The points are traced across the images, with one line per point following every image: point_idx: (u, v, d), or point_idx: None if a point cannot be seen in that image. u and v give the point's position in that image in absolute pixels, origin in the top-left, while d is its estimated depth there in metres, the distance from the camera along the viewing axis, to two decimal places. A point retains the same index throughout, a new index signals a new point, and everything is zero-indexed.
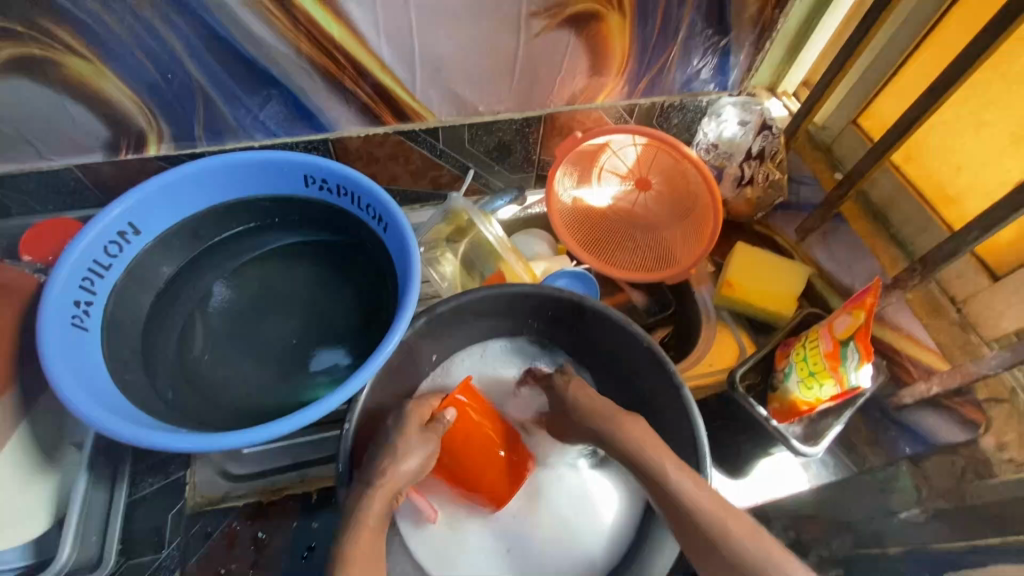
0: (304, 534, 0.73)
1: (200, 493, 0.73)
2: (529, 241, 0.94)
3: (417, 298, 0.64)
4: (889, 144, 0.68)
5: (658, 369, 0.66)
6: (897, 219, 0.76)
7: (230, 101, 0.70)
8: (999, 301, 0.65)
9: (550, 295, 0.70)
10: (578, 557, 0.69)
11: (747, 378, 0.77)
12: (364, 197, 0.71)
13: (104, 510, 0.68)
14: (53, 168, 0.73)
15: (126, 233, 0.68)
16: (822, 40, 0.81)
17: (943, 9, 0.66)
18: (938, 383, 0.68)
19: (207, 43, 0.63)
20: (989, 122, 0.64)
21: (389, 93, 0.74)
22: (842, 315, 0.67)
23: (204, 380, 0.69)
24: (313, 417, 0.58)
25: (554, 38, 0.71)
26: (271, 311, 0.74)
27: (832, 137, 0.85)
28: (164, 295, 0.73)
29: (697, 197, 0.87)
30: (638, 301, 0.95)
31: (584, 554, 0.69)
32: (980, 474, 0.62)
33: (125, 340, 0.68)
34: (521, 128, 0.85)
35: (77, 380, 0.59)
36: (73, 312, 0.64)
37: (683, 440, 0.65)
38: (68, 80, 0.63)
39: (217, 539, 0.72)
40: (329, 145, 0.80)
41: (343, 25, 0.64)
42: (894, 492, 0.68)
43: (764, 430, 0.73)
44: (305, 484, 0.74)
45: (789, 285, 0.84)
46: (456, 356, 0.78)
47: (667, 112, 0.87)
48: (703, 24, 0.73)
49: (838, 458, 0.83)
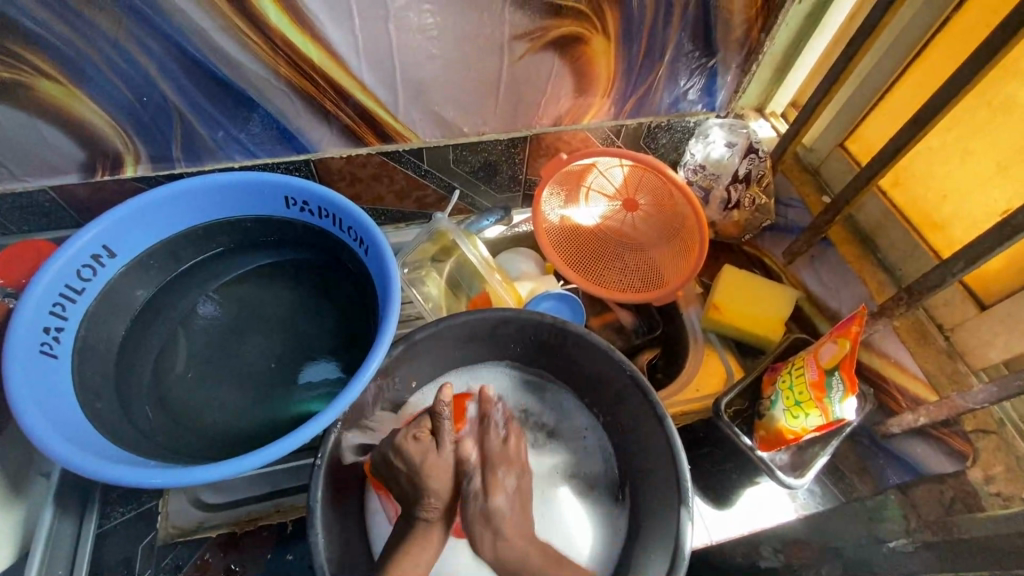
0: (278, 566, 0.71)
1: (172, 524, 0.71)
2: (515, 260, 0.93)
3: (395, 326, 0.62)
4: (875, 170, 0.67)
5: (641, 396, 0.65)
6: (885, 244, 0.75)
7: (208, 123, 0.69)
8: (987, 331, 0.64)
9: (531, 321, 0.68)
10: None
11: (733, 404, 0.76)
12: (345, 219, 0.70)
13: (71, 539, 0.70)
14: (28, 189, 0.72)
15: (101, 256, 0.67)
16: (809, 63, 0.81)
17: (928, 35, 0.65)
18: (926, 414, 0.66)
19: (183, 66, 0.62)
20: (975, 149, 0.63)
21: (371, 114, 0.73)
22: (829, 342, 0.66)
23: (180, 405, 0.68)
24: (287, 450, 0.56)
25: (538, 61, 0.71)
26: (252, 331, 0.73)
27: (820, 160, 0.84)
28: (141, 318, 0.71)
29: (684, 219, 0.85)
30: (626, 321, 0.92)
31: None
32: (969, 507, 0.61)
33: (98, 367, 0.67)
34: (507, 149, 0.84)
35: (43, 411, 0.58)
36: (42, 339, 0.62)
37: (665, 473, 0.63)
38: (40, 103, 0.62)
39: (188, 572, 0.70)
40: (311, 166, 0.79)
41: (321, 47, 0.63)
42: (882, 521, 0.66)
43: (750, 459, 0.71)
44: (280, 514, 0.72)
45: (777, 309, 0.84)
46: (440, 377, 0.75)
47: (655, 132, 0.86)
48: (688, 46, 0.72)
49: (825, 487, 0.81)
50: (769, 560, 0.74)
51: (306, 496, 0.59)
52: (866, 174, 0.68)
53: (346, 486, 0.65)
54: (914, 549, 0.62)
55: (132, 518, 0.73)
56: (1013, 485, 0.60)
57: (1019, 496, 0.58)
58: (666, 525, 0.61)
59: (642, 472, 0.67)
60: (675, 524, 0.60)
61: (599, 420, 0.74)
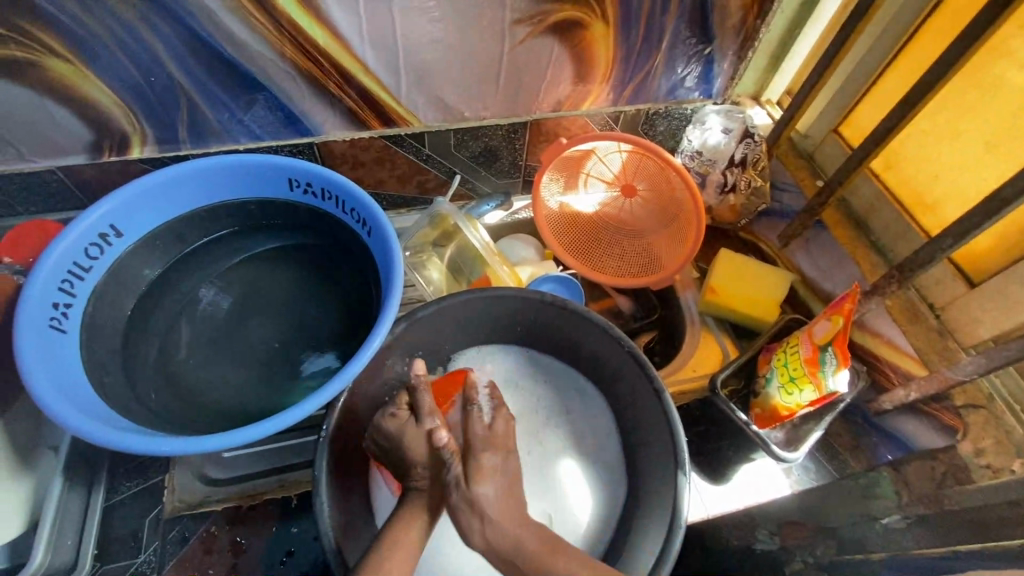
0: (283, 539, 0.72)
1: (178, 497, 0.72)
2: (516, 246, 0.94)
3: (398, 303, 0.64)
4: (866, 152, 0.68)
5: (638, 371, 0.67)
6: (878, 227, 0.76)
7: (214, 105, 0.71)
8: (975, 309, 0.66)
9: (532, 299, 0.70)
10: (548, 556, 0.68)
11: (729, 384, 0.78)
12: (348, 200, 0.71)
13: (80, 514, 0.70)
14: (35, 170, 0.73)
15: (108, 235, 0.68)
16: (803, 51, 0.82)
17: (919, 20, 0.67)
18: (916, 389, 0.68)
19: (189, 46, 0.63)
20: (964, 130, 0.65)
21: (375, 98, 0.74)
22: (823, 320, 0.68)
23: (186, 382, 0.69)
24: (293, 420, 0.58)
25: (538, 45, 0.72)
26: (255, 313, 0.74)
27: (814, 145, 0.85)
28: (147, 297, 0.72)
29: (681, 205, 0.87)
30: (624, 306, 0.95)
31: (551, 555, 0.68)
32: (960, 480, 0.63)
33: (105, 344, 0.68)
34: (508, 134, 0.85)
35: (53, 383, 0.59)
36: (51, 314, 0.63)
37: (662, 447, 0.65)
38: (49, 82, 0.63)
39: (194, 544, 0.71)
40: (315, 149, 0.80)
41: (326, 29, 0.64)
42: (875, 498, 0.67)
43: (746, 435, 0.72)
44: (283, 490, 0.73)
45: (772, 291, 0.85)
46: (462, 352, 0.77)
47: (653, 119, 0.88)
48: (686, 32, 0.74)
49: (819, 464, 0.84)
50: (764, 542, 0.73)
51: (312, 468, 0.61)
52: (858, 156, 0.70)
53: (350, 458, 0.66)
54: (907, 525, 0.63)
55: (139, 492, 0.74)
56: (1001, 456, 0.62)
57: (1008, 468, 0.60)
58: (663, 495, 0.63)
59: (641, 446, 0.69)
60: (673, 493, 0.61)
61: (603, 400, 0.75)
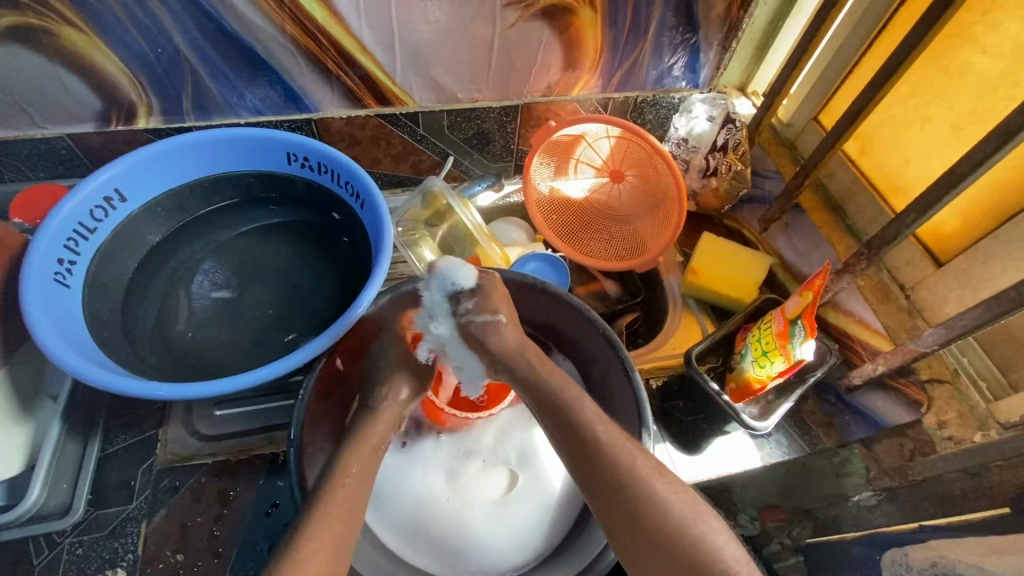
0: (270, 491, 0.75)
1: (170, 450, 0.76)
2: (506, 228, 0.97)
3: (387, 266, 0.68)
4: (838, 134, 0.71)
5: (610, 351, 0.68)
6: (853, 210, 0.79)
7: (218, 78, 0.74)
8: (942, 287, 0.68)
9: (514, 279, 0.72)
10: (510, 532, 0.67)
11: (707, 361, 0.80)
12: (343, 173, 0.74)
13: (76, 461, 0.74)
14: (46, 136, 0.76)
15: (112, 199, 0.72)
16: (786, 44, 0.85)
17: (890, 12, 0.70)
18: (884, 362, 0.71)
19: (196, 21, 0.67)
20: (932, 116, 0.68)
21: (372, 78, 0.78)
22: (795, 296, 0.70)
23: (181, 342, 0.72)
24: (279, 371, 0.62)
25: (529, 29, 0.75)
26: (251, 280, 0.77)
27: (795, 134, 0.88)
28: (147, 261, 0.75)
29: (666, 190, 0.90)
30: (610, 290, 0.97)
31: (516, 532, 0.67)
32: (924, 453, 0.68)
33: (107, 300, 0.71)
34: (501, 117, 0.88)
35: (57, 331, 0.62)
36: (56, 269, 0.67)
37: (630, 417, 0.66)
38: (64, 50, 0.67)
39: (184, 494, 0.74)
40: (313, 125, 0.83)
41: (325, 6, 0.68)
42: (846, 476, 0.75)
43: (718, 408, 0.75)
44: (273, 446, 0.76)
45: (751, 273, 0.88)
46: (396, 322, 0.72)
47: (641, 107, 0.91)
48: (672, 21, 0.77)
49: (791, 438, 0.82)
50: (744, 527, 0.78)
51: (287, 429, 0.60)
52: (830, 139, 0.73)
53: (331, 416, 0.68)
54: (877, 502, 0.70)
55: (133, 444, 0.77)
56: (963, 429, 0.65)
57: (970, 438, 0.64)
58: None
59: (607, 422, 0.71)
60: None
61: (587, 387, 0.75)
